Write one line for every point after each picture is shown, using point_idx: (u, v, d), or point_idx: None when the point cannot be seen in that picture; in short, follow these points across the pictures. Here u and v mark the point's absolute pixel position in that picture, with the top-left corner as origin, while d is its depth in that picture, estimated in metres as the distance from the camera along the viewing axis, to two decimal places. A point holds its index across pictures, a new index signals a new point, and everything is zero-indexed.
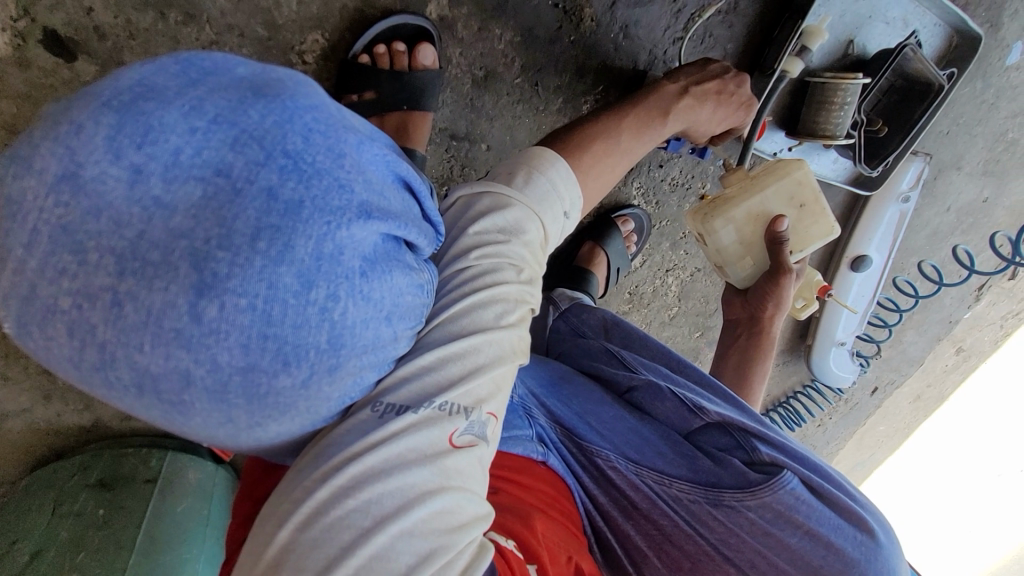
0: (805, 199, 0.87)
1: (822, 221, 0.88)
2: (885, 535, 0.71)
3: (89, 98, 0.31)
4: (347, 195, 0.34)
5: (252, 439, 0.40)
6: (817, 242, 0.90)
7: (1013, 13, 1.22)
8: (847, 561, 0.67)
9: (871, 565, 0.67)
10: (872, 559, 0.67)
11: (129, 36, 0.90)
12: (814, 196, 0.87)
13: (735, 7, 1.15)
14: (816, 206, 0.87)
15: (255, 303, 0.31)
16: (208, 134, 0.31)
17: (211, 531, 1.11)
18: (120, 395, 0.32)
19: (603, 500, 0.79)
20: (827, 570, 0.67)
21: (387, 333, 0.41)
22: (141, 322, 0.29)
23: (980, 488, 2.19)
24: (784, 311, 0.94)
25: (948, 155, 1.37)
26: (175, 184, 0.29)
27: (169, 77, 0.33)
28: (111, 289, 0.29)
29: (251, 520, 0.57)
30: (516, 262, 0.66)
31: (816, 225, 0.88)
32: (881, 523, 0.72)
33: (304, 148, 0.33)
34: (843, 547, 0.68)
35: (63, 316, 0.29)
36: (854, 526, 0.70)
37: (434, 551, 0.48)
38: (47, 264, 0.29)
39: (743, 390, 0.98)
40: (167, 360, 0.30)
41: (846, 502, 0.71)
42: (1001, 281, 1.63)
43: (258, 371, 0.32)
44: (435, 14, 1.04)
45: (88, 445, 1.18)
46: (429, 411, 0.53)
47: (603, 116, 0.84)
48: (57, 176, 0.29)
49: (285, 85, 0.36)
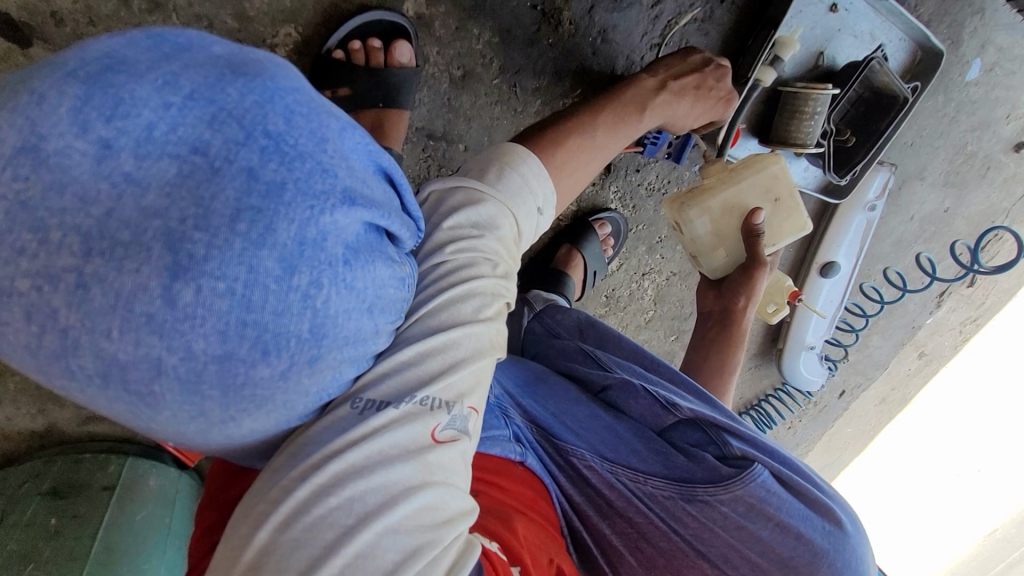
0: (779, 193, 0.88)
1: (795, 217, 0.90)
2: (852, 524, 0.72)
3: (52, 68, 0.29)
4: (331, 179, 0.33)
5: (223, 436, 0.38)
6: (789, 237, 0.91)
7: (973, 30, 1.27)
8: (817, 550, 0.68)
9: (840, 554, 0.68)
10: (841, 548, 0.68)
11: (89, 23, 0.87)
12: (788, 191, 0.88)
13: (711, 16, 1.16)
14: (789, 202, 0.89)
15: (234, 287, 0.29)
16: (184, 111, 0.29)
17: (173, 539, 1.07)
18: (82, 387, 0.29)
19: (579, 500, 0.79)
20: (798, 561, 0.68)
21: (368, 326, 0.40)
22: (109, 306, 0.27)
23: (939, 488, 2.26)
24: (755, 304, 0.93)
25: (912, 165, 1.42)
26: (148, 160, 0.28)
27: (140, 51, 0.31)
28: (76, 269, 0.26)
29: (220, 527, 0.55)
30: (490, 256, 0.64)
31: (790, 220, 0.90)
32: (849, 512, 0.74)
33: (285, 130, 0.32)
34: (812, 537, 0.68)
35: (21, 300, 0.27)
36: (823, 517, 0.70)
37: (419, 548, 0.48)
38: (3, 242, 0.26)
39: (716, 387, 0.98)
40: (137, 347, 0.28)
41: (814, 493, 0.72)
42: (961, 288, 1.68)
43: (235, 361, 0.30)
44: (413, 11, 1.03)
45: (41, 452, 1.12)
46: (409, 406, 0.52)
47: (579, 112, 0.83)
48: (15, 148, 0.27)
49: (263, 65, 0.34)
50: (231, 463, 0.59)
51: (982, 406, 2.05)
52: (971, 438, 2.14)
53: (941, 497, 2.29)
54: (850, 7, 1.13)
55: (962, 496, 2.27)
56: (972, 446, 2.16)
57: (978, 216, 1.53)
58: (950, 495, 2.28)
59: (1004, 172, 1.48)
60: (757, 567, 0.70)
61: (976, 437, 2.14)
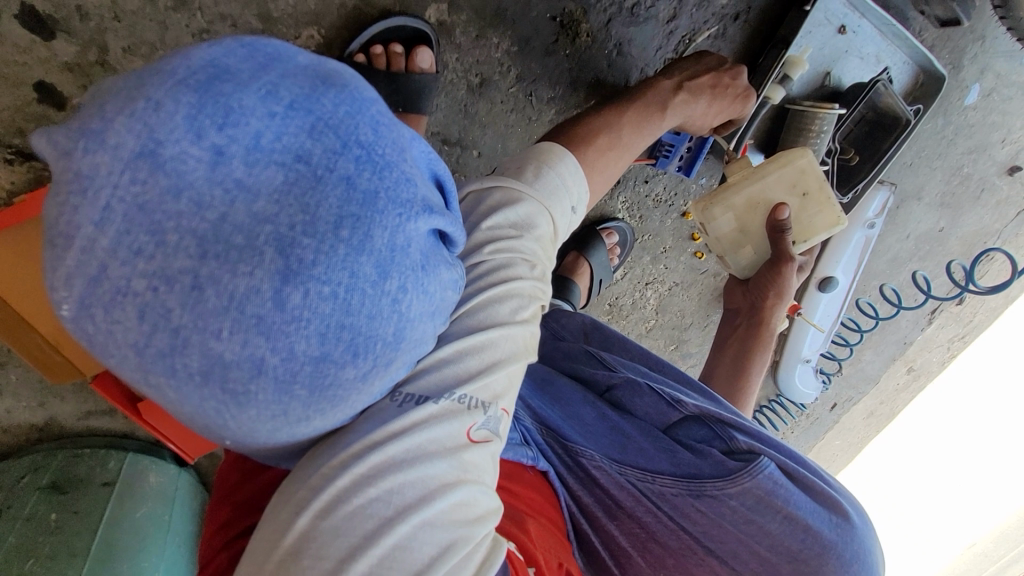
0: (808, 187, 0.90)
1: (827, 210, 0.91)
2: (858, 517, 0.73)
3: (163, 75, 0.30)
4: (413, 188, 0.35)
5: (287, 435, 0.39)
6: (821, 232, 0.93)
7: (973, 56, 1.31)
8: (825, 543, 0.69)
9: (848, 546, 0.69)
10: (848, 539, 0.70)
11: (114, 18, 0.87)
12: (817, 185, 0.90)
13: (724, 34, 1.18)
14: (820, 195, 0.90)
15: (337, 291, 0.30)
16: (287, 120, 0.30)
17: (173, 536, 1.08)
18: (180, 384, 0.30)
19: (588, 501, 0.80)
20: (806, 554, 0.69)
21: (430, 328, 0.41)
22: (222, 307, 0.28)
23: (923, 499, 2.25)
24: (785, 302, 0.96)
25: (910, 185, 1.46)
26: (257, 167, 0.29)
27: (240, 60, 0.31)
28: (192, 271, 0.28)
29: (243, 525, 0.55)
30: (527, 257, 0.66)
31: (819, 212, 0.91)
32: (855, 505, 0.75)
33: (375, 140, 0.33)
34: (820, 529, 0.70)
35: (134, 299, 0.28)
36: (829, 510, 0.72)
37: (454, 543, 0.49)
38: (120, 243, 0.27)
39: (739, 385, 0.98)
40: (243, 347, 0.29)
41: (819, 486, 0.74)
42: (952, 306, 1.72)
43: (329, 362, 0.31)
44: (435, 18, 1.04)
45: (40, 446, 1.11)
46: (448, 403, 0.53)
47: (604, 112, 0.86)
48: (134, 152, 0.28)
49: (346, 76, 0.35)
50: (248, 461, 0.59)
51: (963, 410, 2.03)
52: (952, 450, 2.13)
53: (921, 506, 2.27)
54: (858, 29, 1.17)
55: (941, 503, 2.25)
56: (956, 455, 2.14)
57: (971, 238, 1.56)
58: (932, 502, 2.25)
59: (998, 195, 1.51)
60: (765, 561, 0.72)
61: (956, 449, 2.13)
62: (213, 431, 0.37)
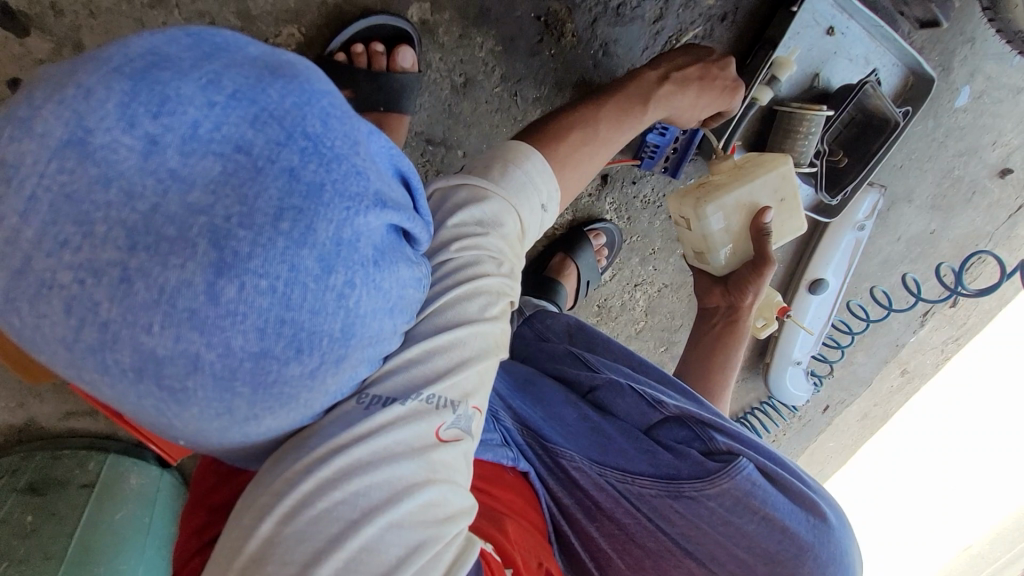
0: (785, 194, 0.91)
1: (795, 218, 0.93)
2: (836, 517, 0.73)
3: (96, 63, 0.29)
4: (364, 182, 0.34)
5: (240, 435, 0.38)
6: (786, 238, 0.95)
7: (963, 58, 1.31)
8: (802, 544, 0.69)
9: (825, 547, 0.69)
10: (825, 540, 0.69)
11: (90, 15, 0.86)
12: (792, 193, 0.91)
13: (711, 35, 1.18)
14: (793, 204, 0.92)
15: (276, 285, 0.29)
16: (228, 110, 0.29)
17: (153, 540, 1.06)
18: (115, 382, 0.29)
19: (568, 503, 0.79)
20: (784, 555, 0.69)
21: (388, 327, 0.39)
22: (152, 300, 0.27)
23: (916, 504, 2.25)
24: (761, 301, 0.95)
25: (900, 187, 1.46)
26: (193, 158, 0.28)
27: (182, 49, 0.31)
28: (120, 263, 0.27)
29: (207, 529, 0.54)
30: (494, 255, 0.64)
31: (788, 221, 0.93)
32: (833, 506, 0.75)
33: (323, 132, 0.32)
34: (797, 530, 0.69)
35: (60, 292, 0.27)
36: (808, 511, 0.72)
37: (423, 543, 0.48)
38: (45, 234, 0.26)
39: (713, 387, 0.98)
40: (176, 343, 0.28)
41: (798, 487, 0.73)
42: (944, 308, 1.71)
43: (270, 358, 0.31)
44: (417, 16, 1.03)
45: (18, 447, 1.09)
46: (415, 403, 0.52)
47: (583, 107, 0.85)
48: (62, 141, 0.27)
49: (298, 68, 0.34)
50: (222, 465, 0.58)
51: (955, 414, 2.03)
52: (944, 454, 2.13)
53: (916, 509, 2.25)
54: (846, 31, 1.16)
55: (933, 507, 2.25)
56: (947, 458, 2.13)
57: (962, 240, 1.56)
58: (922, 505, 2.25)
59: (989, 198, 1.51)
60: (743, 563, 0.71)
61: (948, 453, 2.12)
62: (163, 431, 0.36)
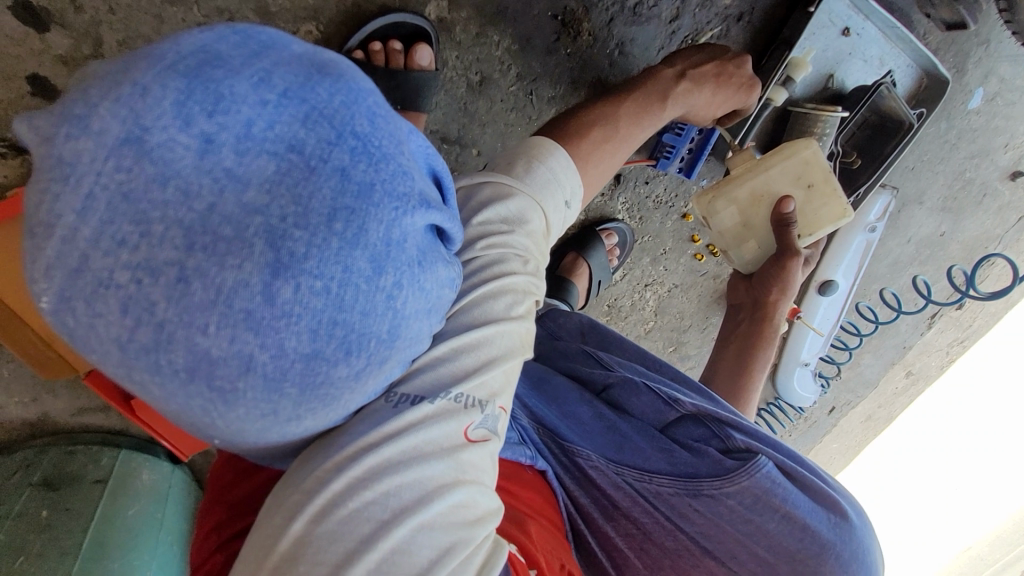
0: (813, 180, 0.89)
1: (833, 202, 0.90)
2: (856, 514, 0.72)
3: (150, 60, 0.29)
4: (410, 181, 0.33)
5: (278, 435, 0.38)
6: (827, 226, 0.92)
7: (977, 60, 1.30)
8: (824, 542, 0.68)
9: (847, 546, 0.69)
10: (847, 539, 0.69)
11: (109, 11, 0.86)
12: (823, 177, 0.89)
13: (727, 35, 1.17)
14: (826, 188, 0.90)
15: (330, 286, 0.29)
16: (280, 109, 0.29)
17: (166, 534, 1.06)
18: (165, 382, 0.29)
19: (584, 501, 0.79)
20: (805, 553, 0.68)
21: (426, 326, 0.39)
22: (208, 301, 0.27)
23: (919, 505, 2.25)
24: (788, 298, 0.95)
25: (911, 189, 1.45)
26: (248, 157, 0.27)
27: (232, 46, 0.30)
28: (177, 263, 0.27)
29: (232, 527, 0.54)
30: (520, 252, 0.64)
31: (824, 206, 0.90)
32: (853, 504, 0.74)
33: (371, 132, 0.32)
34: (819, 529, 0.69)
35: (117, 291, 0.27)
36: (829, 510, 0.71)
37: (453, 546, 0.48)
38: (103, 233, 0.26)
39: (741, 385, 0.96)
40: (231, 344, 0.28)
41: (818, 486, 0.73)
42: (952, 310, 1.71)
43: (321, 359, 0.30)
44: (435, 14, 1.03)
45: (32, 442, 1.09)
46: (444, 402, 0.51)
47: (602, 103, 0.85)
48: (119, 139, 0.26)
49: (342, 66, 0.33)
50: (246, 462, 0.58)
51: (962, 416, 2.02)
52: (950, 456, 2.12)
53: (919, 510, 2.25)
54: (862, 32, 1.16)
55: (936, 508, 2.25)
56: (952, 460, 2.13)
57: (972, 242, 1.56)
58: (926, 507, 2.25)
59: (1000, 200, 1.50)
60: (763, 562, 0.71)
61: (954, 455, 2.12)
62: (202, 430, 0.36)
